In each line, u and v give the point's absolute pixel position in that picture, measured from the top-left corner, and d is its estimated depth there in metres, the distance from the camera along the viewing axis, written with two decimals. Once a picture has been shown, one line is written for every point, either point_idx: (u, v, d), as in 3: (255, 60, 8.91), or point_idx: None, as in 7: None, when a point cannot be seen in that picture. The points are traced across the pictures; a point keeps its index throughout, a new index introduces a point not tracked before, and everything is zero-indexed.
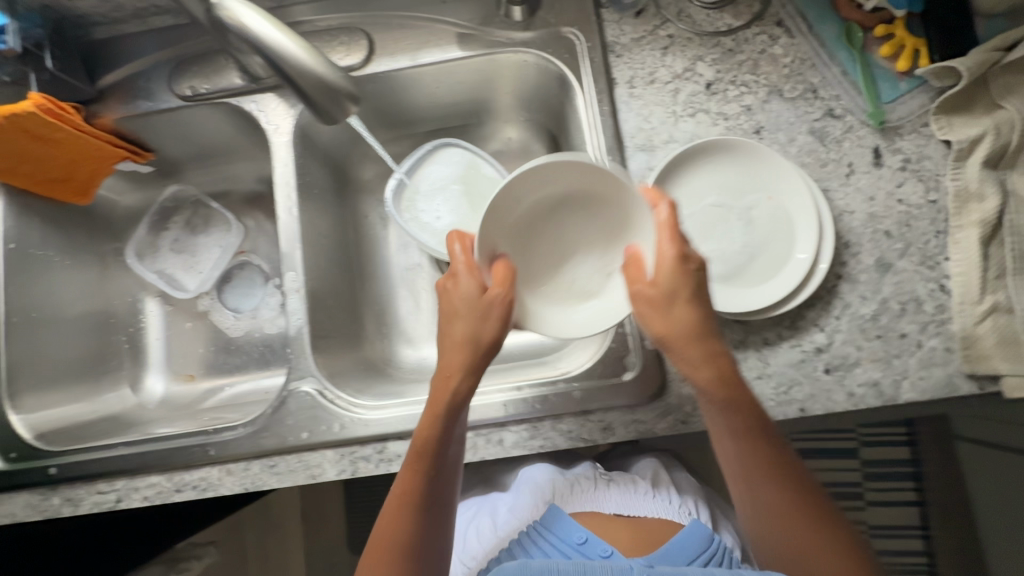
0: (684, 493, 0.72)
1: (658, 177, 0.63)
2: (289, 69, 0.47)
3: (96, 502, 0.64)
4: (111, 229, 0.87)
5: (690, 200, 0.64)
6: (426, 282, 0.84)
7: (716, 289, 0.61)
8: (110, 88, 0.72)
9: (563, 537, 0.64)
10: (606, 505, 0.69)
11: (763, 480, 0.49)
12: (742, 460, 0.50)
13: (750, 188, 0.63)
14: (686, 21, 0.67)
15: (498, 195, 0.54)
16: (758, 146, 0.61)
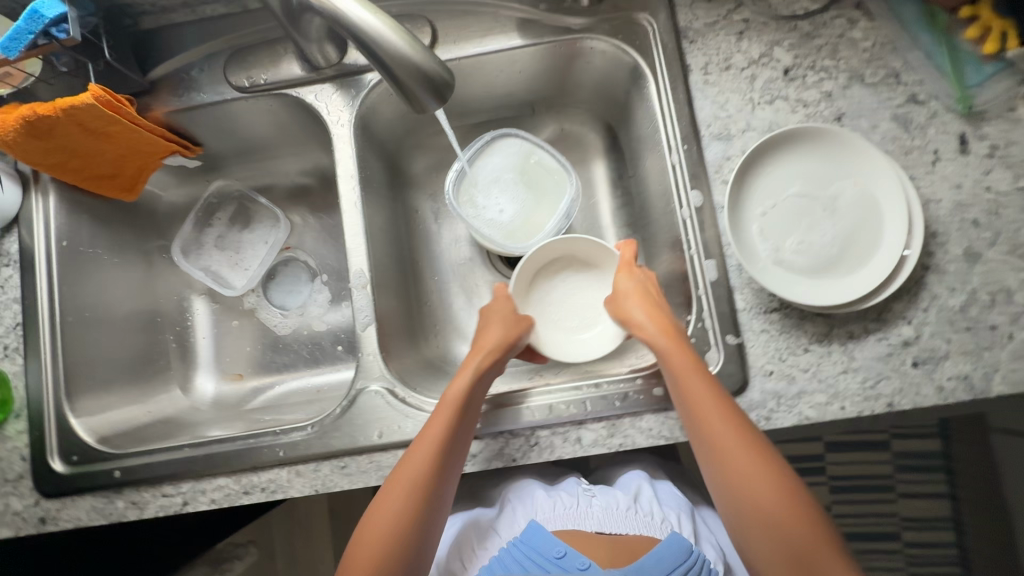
0: (667, 506, 0.69)
1: (741, 168, 0.61)
2: (383, 56, 0.44)
3: (163, 506, 0.63)
4: (156, 226, 0.85)
5: (772, 191, 0.62)
6: (479, 275, 0.83)
7: (801, 283, 0.59)
8: (162, 80, 0.70)
9: (540, 551, 0.62)
10: (587, 522, 0.66)
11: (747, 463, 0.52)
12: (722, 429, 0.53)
13: (834, 177, 0.61)
14: (761, 5, 0.65)
15: (520, 265, 0.70)
16: (845, 133, 0.59)
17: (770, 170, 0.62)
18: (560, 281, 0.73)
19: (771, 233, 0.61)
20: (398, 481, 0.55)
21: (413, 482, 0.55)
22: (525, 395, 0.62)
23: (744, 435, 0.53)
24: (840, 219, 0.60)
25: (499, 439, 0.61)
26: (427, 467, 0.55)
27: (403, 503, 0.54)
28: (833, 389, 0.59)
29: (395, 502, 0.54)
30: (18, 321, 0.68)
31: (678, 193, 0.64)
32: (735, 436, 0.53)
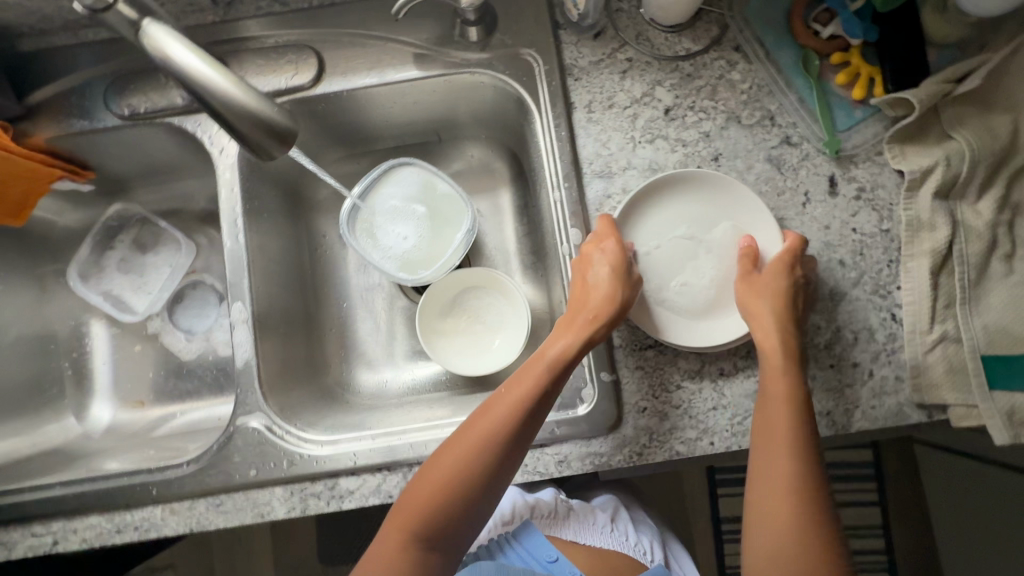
0: (640, 532, 0.77)
1: (624, 212, 0.63)
2: (216, 106, 0.45)
3: (32, 546, 0.62)
4: (52, 250, 0.83)
5: (654, 234, 0.64)
6: (384, 303, 0.82)
7: (682, 325, 0.62)
8: (40, 106, 0.68)
9: (533, 551, 0.67)
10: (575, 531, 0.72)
11: (777, 463, 0.52)
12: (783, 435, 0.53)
13: (711, 222, 0.64)
14: (645, 44, 0.66)
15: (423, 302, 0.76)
16: (722, 179, 0.62)
17: (651, 216, 0.64)
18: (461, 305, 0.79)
19: (650, 275, 0.64)
20: (471, 432, 0.56)
21: (484, 440, 0.54)
22: (403, 432, 0.63)
23: (795, 429, 0.53)
24: (713, 264, 0.63)
25: (376, 476, 0.61)
26: (497, 429, 0.55)
27: (459, 458, 0.54)
28: (703, 425, 0.60)
29: (472, 442, 0.55)
30: None
31: (561, 230, 0.65)
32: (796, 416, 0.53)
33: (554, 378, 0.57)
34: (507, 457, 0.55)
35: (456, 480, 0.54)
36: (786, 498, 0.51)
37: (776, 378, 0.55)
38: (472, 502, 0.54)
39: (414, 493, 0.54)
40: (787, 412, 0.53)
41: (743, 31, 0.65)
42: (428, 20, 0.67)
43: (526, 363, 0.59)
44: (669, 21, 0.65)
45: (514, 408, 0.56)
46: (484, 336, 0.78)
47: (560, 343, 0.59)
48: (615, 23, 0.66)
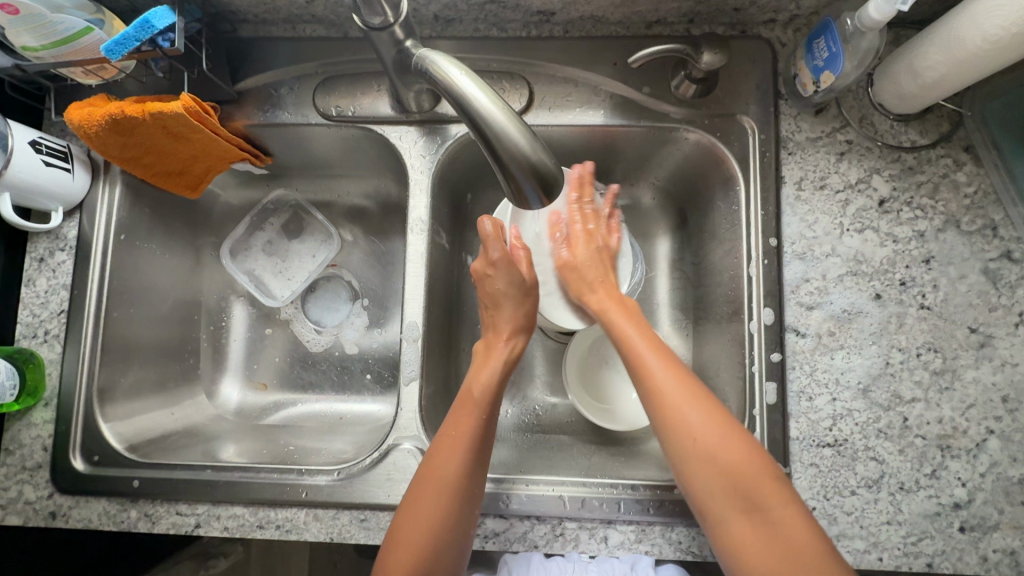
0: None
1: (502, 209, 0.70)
2: (491, 141, 0.42)
3: (175, 524, 0.62)
4: (210, 224, 0.85)
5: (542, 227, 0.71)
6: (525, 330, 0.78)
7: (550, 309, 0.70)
8: (248, 92, 0.69)
9: None
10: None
11: (720, 439, 0.50)
12: (694, 413, 0.52)
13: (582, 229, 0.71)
14: (868, 129, 0.63)
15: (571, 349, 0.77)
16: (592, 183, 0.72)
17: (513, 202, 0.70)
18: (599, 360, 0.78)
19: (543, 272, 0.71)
20: (424, 478, 0.55)
21: (440, 484, 0.54)
22: (557, 482, 0.61)
23: (711, 405, 0.52)
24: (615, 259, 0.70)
25: (524, 522, 0.60)
26: (456, 472, 0.55)
27: (442, 467, 0.55)
28: (874, 539, 0.57)
29: (441, 465, 0.55)
30: (63, 309, 0.67)
31: (749, 306, 0.63)
32: (698, 404, 0.52)
33: (489, 405, 0.60)
34: (472, 474, 0.55)
35: (428, 525, 0.53)
36: (725, 477, 0.49)
37: (667, 381, 0.54)
38: (453, 525, 0.54)
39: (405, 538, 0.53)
40: (692, 414, 0.52)
41: (979, 132, 0.62)
42: (644, 68, 0.66)
43: (456, 407, 0.60)
44: (899, 110, 0.62)
45: (462, 422, 0.58)
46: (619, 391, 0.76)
47: (484, 381, 0.62)
48: (839, 102, 0.64)
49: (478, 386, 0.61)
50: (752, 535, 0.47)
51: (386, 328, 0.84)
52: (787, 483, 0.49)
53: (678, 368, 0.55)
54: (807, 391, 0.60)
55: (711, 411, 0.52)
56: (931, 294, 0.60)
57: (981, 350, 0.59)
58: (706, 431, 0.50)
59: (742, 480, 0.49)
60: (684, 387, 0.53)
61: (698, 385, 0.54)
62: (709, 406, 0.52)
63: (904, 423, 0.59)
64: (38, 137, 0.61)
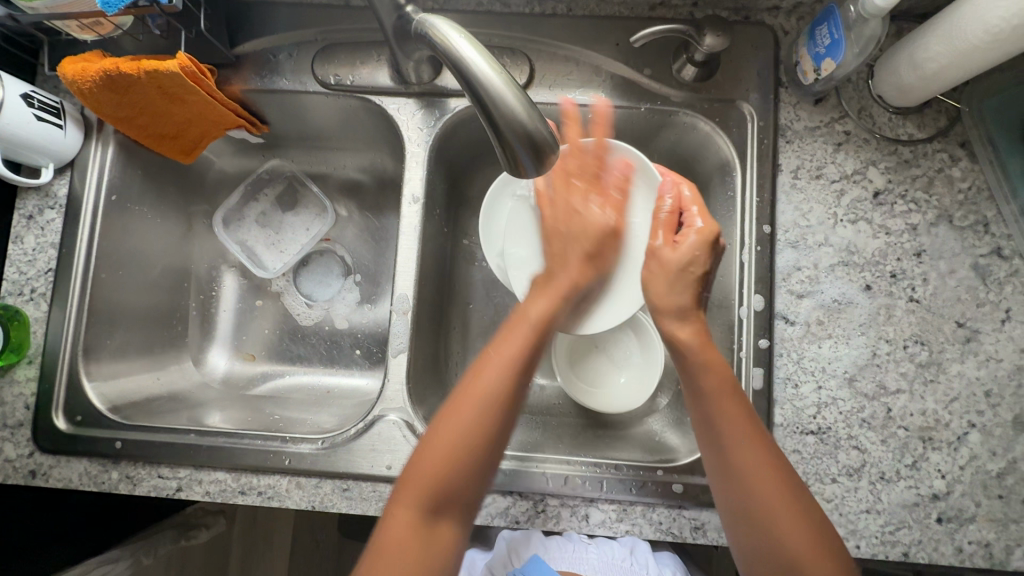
0: (661, 561, 0.67)
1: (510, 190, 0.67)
2: (491, 110, 0.42)
3: (156, 487, 0.62)
4: (204, 192, 0.84)
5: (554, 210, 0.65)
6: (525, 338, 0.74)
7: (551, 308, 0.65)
8: (246, 57, 0.68)
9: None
10: (581, 565, 0.64)
11: (801, 537, 0.47)
12: (776, 501, 0.49)
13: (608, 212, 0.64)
14: (866, 120, 0.63)
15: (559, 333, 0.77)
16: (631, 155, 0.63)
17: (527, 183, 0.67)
18: (586, 345, 0.78)
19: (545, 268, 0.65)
20: (436, 439, 0.50)
21: (485, 399, 0.51)
22: (541, 460, 0.61)
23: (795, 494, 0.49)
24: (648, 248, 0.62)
25: (507, 498, 0.60)
26: (471, 429, 0.50)
27: (494, 383, 0.52)
28: (852, 526, 0.58)
29: (489, 384, 0.52)
30: (51, 268, 0.67)
31: (740, 292, 0.63)
32: (783, 504, 0.48)
33: (547, 332, 0.56)
34: (490, 439, 0.50)
35: (457, 440, 0.50)
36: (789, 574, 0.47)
37: (755, 465, 0.49)
38: (459, 497, 0.49)
39: (431, 454, 0.50)
40: (766, 501, 0.49)
41: (975, 128, 0.62)
42: (646, 50, 0.66)
43: (477, 360, 0.54)
44: (898, 102, 0.63)
45: (517, 341, 0.54)
46: (605, 373, 0.76)
47: (515, 344, 0.54)
48: (839, 92, 0.64)
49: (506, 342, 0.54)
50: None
51: (377, 304, 0.84)
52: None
53: (770, 468, 0.50)
54: (793, 378, 0.60)
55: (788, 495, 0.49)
56: (921, 287, 0.61)
57: (967, 345, 0.60)
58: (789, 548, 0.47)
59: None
60: (769, 476, 0.49)
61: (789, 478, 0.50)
62: (786, 494, 0.49)
63: (887, 414, 0.60)
64: (30, 90, 0.61)
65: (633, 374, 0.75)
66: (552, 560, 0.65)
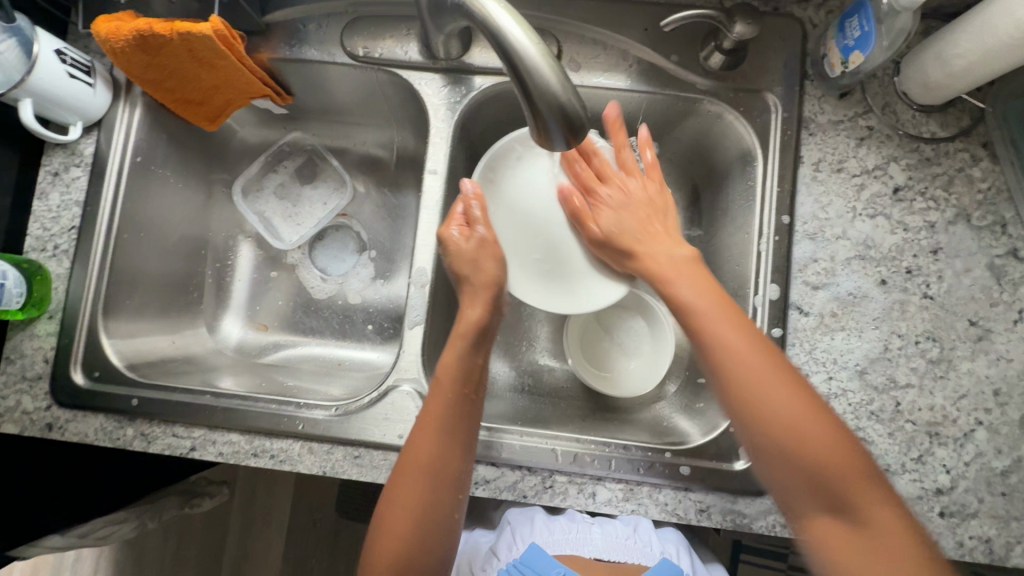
0: (666, 540, 0.67)
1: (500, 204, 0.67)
2: (526, 82, 0.42)
3: (170, 445, 0.63)
4: (225, 160, 0.84)
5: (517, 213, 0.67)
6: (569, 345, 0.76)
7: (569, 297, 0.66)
8: (277, 26, 0.69)
9: (533, 564, 0.63)
10: (585, 547, 0.65)
11: (803, 411, 0.49)
12: (766, 375, 0.51)
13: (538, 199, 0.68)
14: (889, 116, 0.64)
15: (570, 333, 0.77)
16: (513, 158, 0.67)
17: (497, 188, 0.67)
18: (594, 338, 0.78)
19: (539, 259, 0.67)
20: (404, 468, 0.54)
21: (419, 467, 0.54)
22: (551, 437, 0.62)
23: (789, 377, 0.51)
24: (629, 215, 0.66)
25: (515, 472, 0.61)
26: (430, 455, 0.54)
27: (427, 452, 0.54)
28: None
29: (421, 453, 0.54)
30: (75, 225, 0.67)
31: (756, 281, 0.63)
32: (782, 386, 0.50)
33: (470, 383, 0.58)
34: (450, 458, 0.55)
35: (410, 509, 0.54)
36: (818, 479, 0.48)
37: (756, 368, 0.51)
38: (442, 513, 0.55)
39: (391, 520, 0.54)
40: (767, 385, 0.50)
41: (998, 129, 0.62)
42: (674, 37, 0.66)
43: (430, 390, 0.58)
44: (922, 100, 0.63)
45: (434, 401, 0.56)
46: (618, 355, 0.77)
47: (437, 405, 0.56)
48: (864, 88, 0.64)
49: (446, 364, 0.58)
50: (843, 538, 0.47)
51: (392, 281, 0.84)
52: (877, 475, 0.48)
53: (764, 351, 0.52)
54: (804, 367, 0.61)
55: (796, 399, 0.50)
56: (935, 284, 0.61)
57: (979, 344, 0.60)
58: (800, 430, 0.49)
59: (809, 453, 0.48)
60: (773, 376, 0.51)
61: (774, 355, 0.52)
62: (779, 372, 0.51)
63: (896, 408, 0.60)
64: (63, 47, 0.61)
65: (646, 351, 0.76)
66: (553, 544, 0.65)
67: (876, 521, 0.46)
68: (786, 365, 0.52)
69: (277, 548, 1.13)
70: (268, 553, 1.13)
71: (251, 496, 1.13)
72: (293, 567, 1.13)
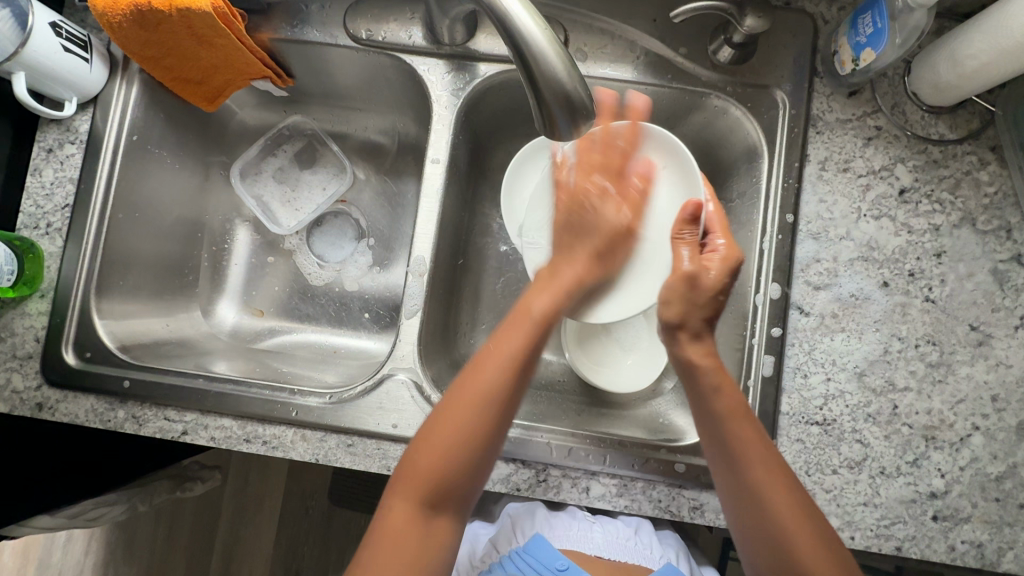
0: (666, 545, 0.68)
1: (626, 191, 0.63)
2: (530, 67, 0.41)
3: (162, 428, 0.62)
4: (223, 142, 0.83)
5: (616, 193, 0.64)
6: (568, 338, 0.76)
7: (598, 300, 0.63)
8: (278, 6, 0.68)
9: (538, 558, 0.62)
10: (587, 544, 0.65)
11: (792, 513, 0.49)
12: (760, 469, 0.51)
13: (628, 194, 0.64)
14: (898, 117, 0.63)
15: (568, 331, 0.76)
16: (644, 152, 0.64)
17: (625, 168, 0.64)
18: (592, 339, 0.77)
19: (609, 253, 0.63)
20: (457, 396, 0.52)
21: (479, 395, 0.52)
22: (546, 430, 0.62)
23: (788, 486, 0.50)
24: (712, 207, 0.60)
25: (509, 465, 0.61)
26: (495, 383, 0.52)
27: (497, 378, 0.52)
28: (848, 518, 0.58)
29: (485, 381, 0.52)
30: (69, 204, 0.66)
31: (758, 279, 0.63)
32: (774, 484, 0.50)
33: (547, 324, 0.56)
34: (511, 389, 0.53)
35: (450, 448, 0.50)
36: (788, 567, 0.48)
37: (758, 454, 0.51)
38: (483, 449, 0.52)
39: (427, 453, 0.51)
40: (756, 478, 0.50)
41: (1009, 132, 0.61)
42: (683, 30, 0.65)
43: (511, 317, 0.57)
44: (932, 101, 0.62)
45: (516, 329, 0.55)
46: (614, 352, 0.76)
47: (517, 338, 0.54)
48: (874, 87, 0.63)
49: (505, 336, 0.55)
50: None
51: (390, 269, 0.84)
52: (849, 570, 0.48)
53: (765, 448, 0.52)
54: (803, 368, 0.61)
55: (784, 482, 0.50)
56: (937, 287, 0.61)
57: (979, 348, 0.60)
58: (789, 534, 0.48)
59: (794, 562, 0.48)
60: (769, 473, 0.50)
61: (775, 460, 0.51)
62: (774, 468, 0.51)
63: (893, 411, 0.60)
64: (59, 20, 0.60)
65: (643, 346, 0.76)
66: (555, 539, 0.65)
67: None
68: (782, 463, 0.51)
69: (267, 534, 1.13)
70: (258, 539, 1.13)
71: (243, 482, 1.13)
72: (284, 553, 1.13)
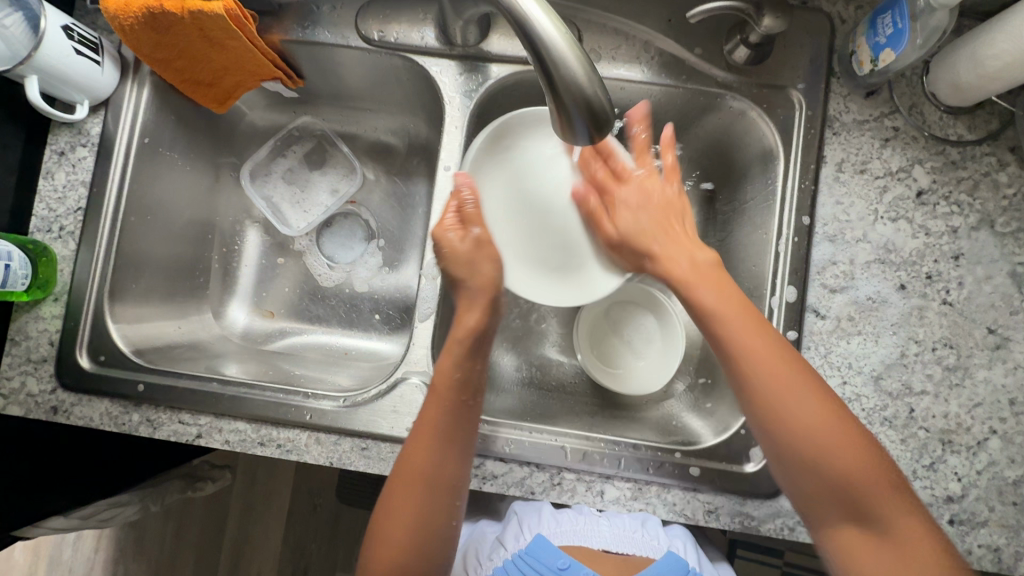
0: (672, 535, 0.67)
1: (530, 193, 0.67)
2: (551, 74, 0.41)
3: (177, 432, 0.62)
4: (232, 144, 0.83)
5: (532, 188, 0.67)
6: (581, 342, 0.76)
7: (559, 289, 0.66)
8: (289, 6, 0.67)
9: (540, 559, 0.63)
10: (593, 539, 0.65)
11: (829, 424, 0.50)
12: (797, 391, 0.51)
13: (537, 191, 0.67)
14: (916, 117, 0.62)
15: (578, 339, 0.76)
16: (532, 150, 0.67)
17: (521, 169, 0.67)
18: (602, 344, 0.77)
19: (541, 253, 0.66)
20: (415, 440, 0.55)
21: (432, 433, 0.55)
22: (559, 433, 0.62)
23: (827, 403, 0.51)
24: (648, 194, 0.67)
25: (523, 468, 0.60)
26: (443, 419, 0.55)
27: (439, 416, 0.55)
28: None
29: (434, 423, 0.55)
30: (81, 207, 0.66)
31: (773, 282, 0.62)
32: (812, 403, 0.51)
33: (475, 344, 0.59)
34: (457, 422, 0.56)
35: (416, 498, 0.54)
36: (829, 479, 0.49)
37: (787, 378, 0.51)
38: (447, 494, 0.55)
39: (397, 503, 0.54)
40: (790, 402, 0.51)
41: None
42: (699, 29, 0.64)
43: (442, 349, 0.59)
44: (951, 101, 0.61)
45: (447, 361, 0.58)
46: (626, 353, 0.76)
47: (449, 372, 0.57)
48: (891, 87, 0.63)
49: (442, 370, 0.57)
50: (860, 543, 0.49)
51: (399, 270, 0.83)
52: (904, 487, 0.50)
53: (796, 369, 0.52)
54: (819, 371, 0.60)
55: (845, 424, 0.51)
56: (955, 290, 0.60)
57: (996, 352, 0.59)
58: (831, 449, 0.49)
59: (840, 475, 0.49)
60: (804, 392, 0.51)
61: (812, 381, 0.52)
62: (807, 384, 0.52)
63: (909, 414, 0.59)
64: (70, 23, 0.59)
65: (655, 345, 0.76)
66: (560, 535, 0.65)
67: (897, 529, 0.48)
68: (820, 383, 0.52)
69: (276, 532, 1.13)
70: (267, 537, 1.13)
71: (252, 481, 1.13)
72: (293, 550, 1.14)
